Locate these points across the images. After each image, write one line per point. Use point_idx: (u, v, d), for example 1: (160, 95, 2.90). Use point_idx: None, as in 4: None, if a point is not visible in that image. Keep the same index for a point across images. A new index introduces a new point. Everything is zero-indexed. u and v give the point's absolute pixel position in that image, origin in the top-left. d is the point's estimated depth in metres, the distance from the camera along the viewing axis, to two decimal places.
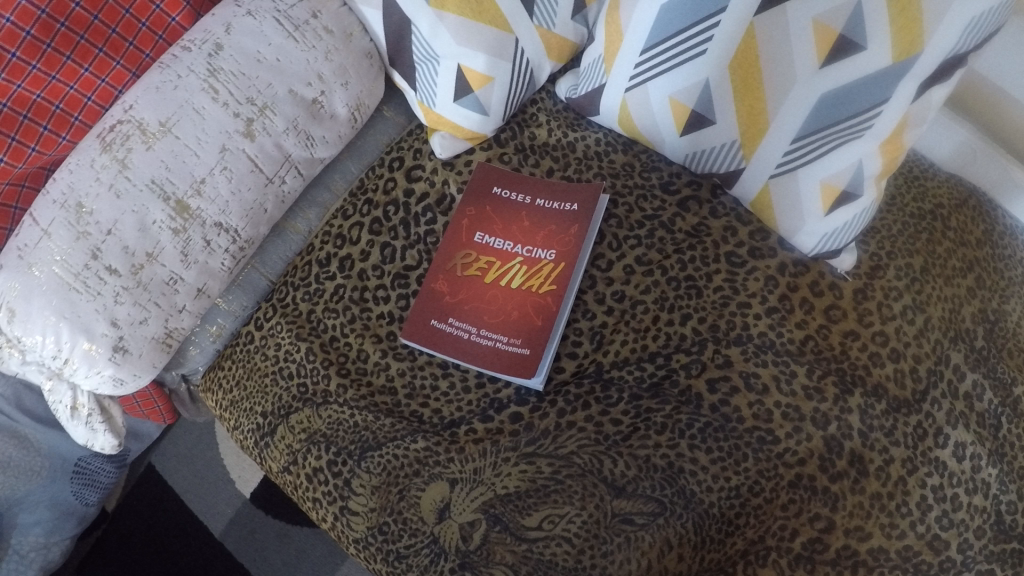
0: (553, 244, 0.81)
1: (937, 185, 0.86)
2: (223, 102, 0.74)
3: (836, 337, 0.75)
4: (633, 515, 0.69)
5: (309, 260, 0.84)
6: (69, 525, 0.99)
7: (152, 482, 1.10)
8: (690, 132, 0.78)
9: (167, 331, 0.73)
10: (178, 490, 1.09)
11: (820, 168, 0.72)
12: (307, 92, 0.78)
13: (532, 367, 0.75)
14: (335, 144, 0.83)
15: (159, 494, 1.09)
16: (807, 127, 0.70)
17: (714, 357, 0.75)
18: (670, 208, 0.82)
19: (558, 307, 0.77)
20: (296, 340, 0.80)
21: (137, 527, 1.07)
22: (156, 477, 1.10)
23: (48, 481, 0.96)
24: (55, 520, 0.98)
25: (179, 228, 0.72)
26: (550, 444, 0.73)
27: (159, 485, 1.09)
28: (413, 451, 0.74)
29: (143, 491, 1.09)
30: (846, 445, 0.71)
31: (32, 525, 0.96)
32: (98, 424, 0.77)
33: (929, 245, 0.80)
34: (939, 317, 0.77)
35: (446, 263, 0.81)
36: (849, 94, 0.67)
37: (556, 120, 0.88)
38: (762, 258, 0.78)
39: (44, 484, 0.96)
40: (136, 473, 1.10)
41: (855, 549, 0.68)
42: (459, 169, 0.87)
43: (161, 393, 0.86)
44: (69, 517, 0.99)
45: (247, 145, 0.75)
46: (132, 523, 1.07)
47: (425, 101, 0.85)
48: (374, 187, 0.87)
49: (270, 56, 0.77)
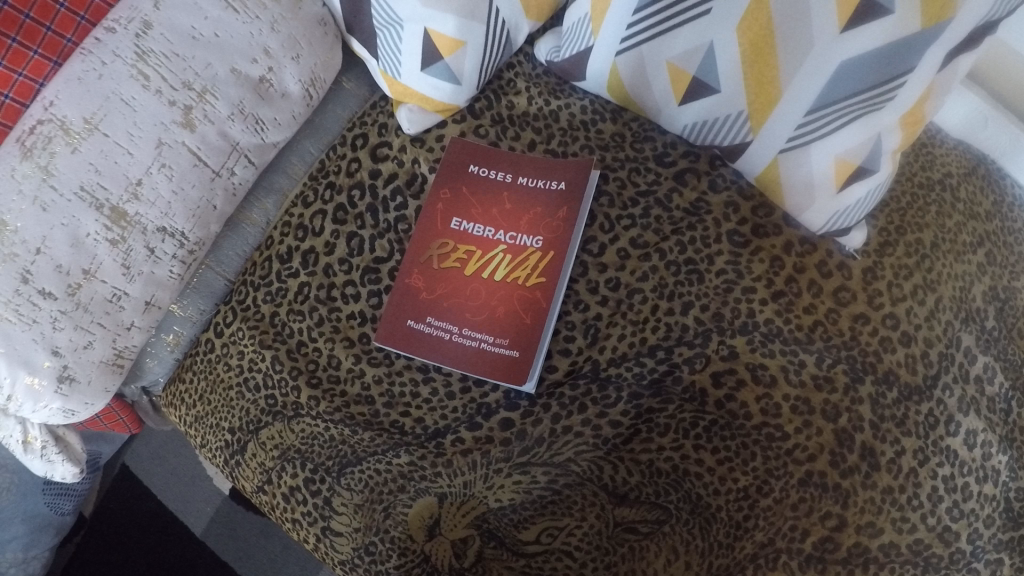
0: (539, 230, 0.73)
1: (945, 153, 0.81)
2: (156, 89, 0.64)
3: (845, 321, 0.71)
4: (637, 524, 0.67)
5: (269, 255, 0.76)
6: (47, 536, 0.93)
7: (128, 483, 1.04)
8: (690, 101, 0.71)
9: (117, 351, 0.66)
10: (155, 489, 1.03)
11: (834, 142, 0.66)
12: (253, 70, 0.69)
13: (522, 372, 0.68)
14: (288, 125, 0.74)
15: (137, 495, 1.03)
16: (824, 99, 0.63)
17: (719, 349, 0.69)
18: (665, 182, 0.75)
19: (548, 303, 0.70)
20: (260, 348, 0.73)
21: (116, 529, 1.01)
22: (133, 478, 1.04)
23: (19, 498, 0.90)
24: (33, 534, 0.91)
25: (117, 238, 0.63)
26: (545, 452, 0.68)
27: (136, 485, 1.04)
28: (396, 465, 0.69)
29: (119, 492, 1.03)
30: (857, 438, 0.68)
31: (9, 541, 0.90)
32: (54, 455, 0.70)
33: (939, 219, 0.76)
34: (950, 296, 0.73)
35: (421, 255, 0.74)
36: (874, 63, 0.60)
37: (537, 85, 0.80)
38: (767, 237, 0.73)
39: (15, 500, 0.89)
40: (111, 475, 1.04)
41: (866, 546, 0.66)
42: (430, 145, 0.78)
43: (124, 406, 0.78)
44: (46, 528, 0.93)
45: (187, 137, 0.66)
46: (111, 527, 1.01)
47: (389, 70, 0.76)
48: (336, 168, 0.78)
49: (207, 31, 0.66)
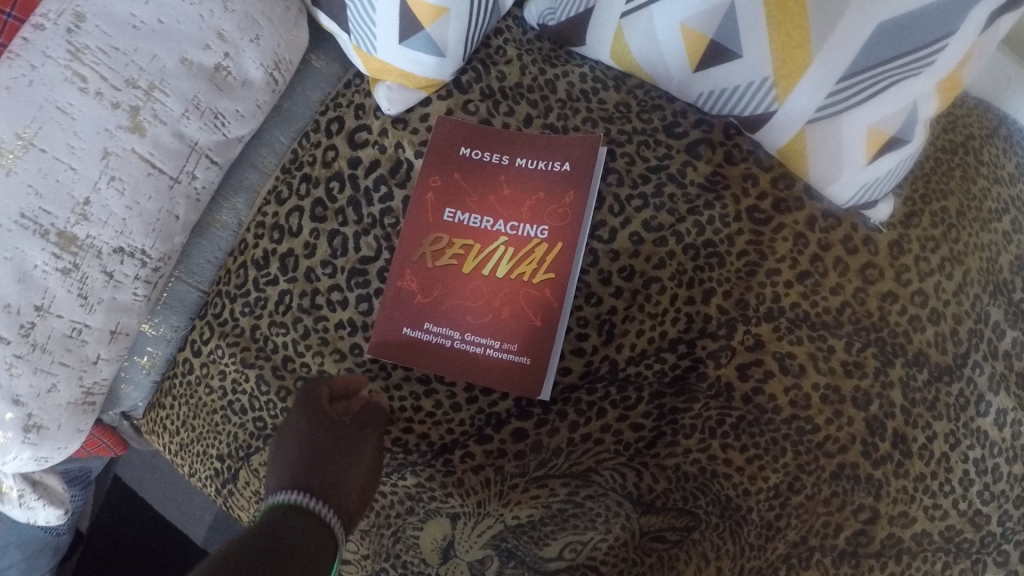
0: (543, 219, 0.67)
1: (966, 113, 0.76)
2: (96, 92, 0.55)
3: (874, 301, 0.66)
4: (664, 532, 0.64)
5: (243, 261, 0.69)
6: (45, 559, 0.87)
7: (124, 494, 0.99)
8: (706, 67, 0.63)
9: (85, 389, 0.60)
10: (150, 499, 0.98)
11: (867, 111, 0.59)
12: (206, 58, 0.60)
13: (536, 379, 0.63)
14: (253, 116, 0.66)
15: (132, 506, 0.98)
16: (859, 65, 0.56)
17: (745, 340, 0.65)
18: (677, 156, 0.69)
19: (560, 302, 0.65)
20: (242, 368, 0.67)
21: (114, 543, 0.97)
22: (128, 489, 0.99)
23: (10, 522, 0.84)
24: (29, 559, 0.85)
25: (69, 267, 0.56)
26: (564, 463, 0.63)
27: (130, 496, 0.99)
28: (401, 487, 0.65)
29: (115, 504, 0.99)
30: (889, 426, 0.65)
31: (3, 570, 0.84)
32: (34, 501, 0.66)
33: (963, 184, 0.72)
34: (978, 268, 0.70)
35: (414, 252, 0.67)
36: (916, 23, 0.53)
37: (530, 53, 0.72)
38: (789, 212, 0.67)
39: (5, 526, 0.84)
40: (104, 486, 0.99)
41: (899, 537, 0.64)
42: (414, 126, 0.70)
43: (111, 434, 0.73)
44: (43, 551, 0.87)
45: (137, 143, 0.57)
46: (111, 540, 0.97)
47: (363, 46, 0.67)
48: (311, 158, 0.70)
49: (149, 18, 0.57)
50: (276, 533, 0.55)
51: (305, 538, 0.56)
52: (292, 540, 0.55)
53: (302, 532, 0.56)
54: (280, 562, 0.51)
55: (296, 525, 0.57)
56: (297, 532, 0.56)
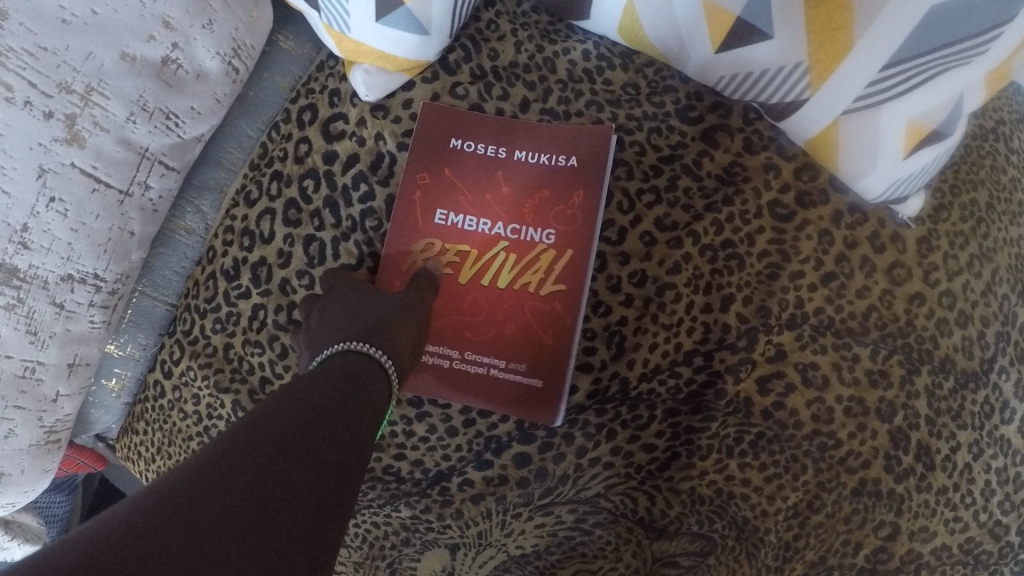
0: (548, 222, 0.61)
1: (996, 95, 0.70)
2: (25, 101, 0.47)
3: (901, 304, 0.61)
4: (678, 558, 0.62)
5: (211, 271, 0.62)
6: None
7: (110, 498, 0.89)
8: (729, 49, 0.56)
9: (47, 428, 0.55)
10: None
11: (909, 103, 0.52)
12: (151, 51, 0.53)
13: (552, 403, 0.59)
14: (211, 111, 0.59)
15: None
16: (906, 53, 0.49)
17: (765, 350, 0.60)
18: (692, 145, 0.62)
19: (570, 315, 0.59)
20: (217, 392, 0.61)
21: None
22: (115, 491, 0.90)
23: None
24: None
25: (13, 302, 0.49)
26: (570, 490, 0.60)
27: (119, 498, 0.89)
28: (396, 518, 0.62)
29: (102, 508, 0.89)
30: (913, 438, 0.60)
31: None
32: (7, 542, 0.62)
33: (994, 173, 0.67)
34: (1007, 265, 0.65)
35: (403, 261, 0.61)
36: (975, 7, 0.46)
37: (526, 27, 0.63)
38: (814, 206, 0.60)
39: None
40: (91, 488, 0.90)
41: (919, 552, 0.62)
42: (396, 114, 0.62)
43: (87, 454, 0.68)
44: None
45: (77, 156, 0.50)
46: None
47: (335, 24, 0.58)
48: (281, 152, 0.62)
49: (81, 9, 0.48)
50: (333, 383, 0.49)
51: (330, 431, 0.44)
52: (324, 421, 0.44)
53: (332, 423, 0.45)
54: (338, 415, 0.46)
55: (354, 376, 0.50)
56: (335, 413, 0.46)
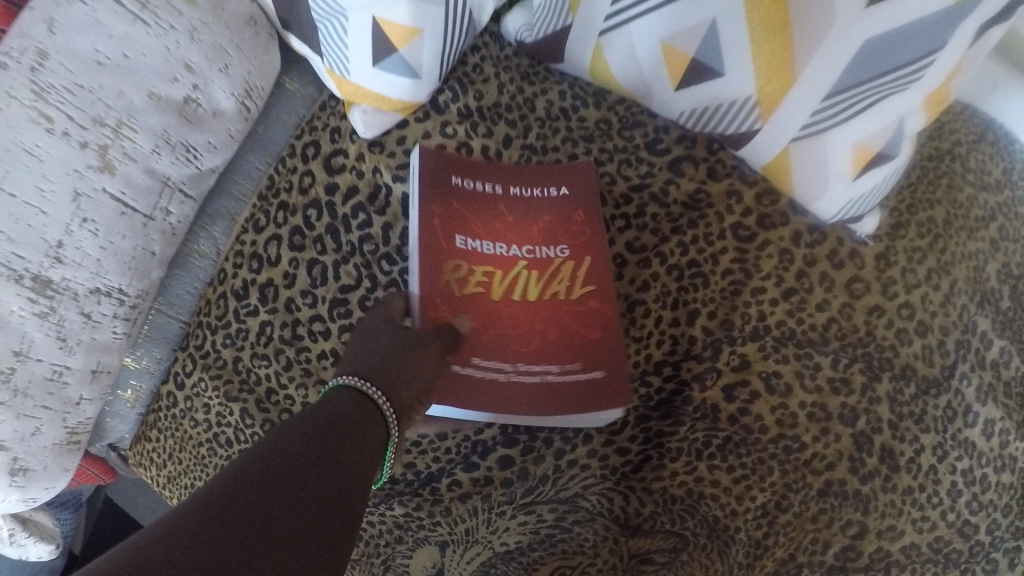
0: (559, 239, 0.66)
1: (947, 125, 0.77)
2: (63, 132, 0.54)
3: (860, 315, 0.66)
4: (653, 554, 0.65)
5: (222, 291, 0.68)
6: None
7: (115, 517, 0.94)
8: (687, 86, 0.62)
9: (70, 430, 0.60)
10: (145, 519, 0.93)
11: (853, 128, 0.58)
12: (176, 91, 0.60)
13: (623, 387, 0.62)
14: (225, 146, 0.66)
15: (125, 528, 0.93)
16: (844, 83, 0.55)
17: (730, 360, 0.65)
18: (659, 174, 0.68)
19: (608, 308, 0.64)
20: (226, 401, 0.66)
21: None
22: (119, 511, 0.94)
23: None
24: None
25: (46, 310, 0.55)
26: (551, 489, 0.64)
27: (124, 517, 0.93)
28: (390, 516, 0.66)
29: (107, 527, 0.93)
30: (876, 441, 0.65)
31: None
32: (24, 539, 0.67)
33: (950, 192, 0.72)
34: (964, 279, 0.70)
35: (438, 285, 0.63)
36: (907, 40, 0.52)
37: (509, 70, 0.71)
38: (774, 228, 0.66)
39: None
40: (95, 509, 0.94)
41: (888, 550, 0.64)
42: (391, 150, 0.68)
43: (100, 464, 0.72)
44: None
45: (108, 182, 0.57)
46: None
47: (336, 69, 0.65)
48: (288, 184, 0.69)
49: (114, 53, 0.56)
50: (327, 423, 0.51)
51: (322, 480, 0.46)
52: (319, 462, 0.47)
53: (310, 491, 0.44)
54: (334, 456, 0.48)
55: (349, 417, 0.53)
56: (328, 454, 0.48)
